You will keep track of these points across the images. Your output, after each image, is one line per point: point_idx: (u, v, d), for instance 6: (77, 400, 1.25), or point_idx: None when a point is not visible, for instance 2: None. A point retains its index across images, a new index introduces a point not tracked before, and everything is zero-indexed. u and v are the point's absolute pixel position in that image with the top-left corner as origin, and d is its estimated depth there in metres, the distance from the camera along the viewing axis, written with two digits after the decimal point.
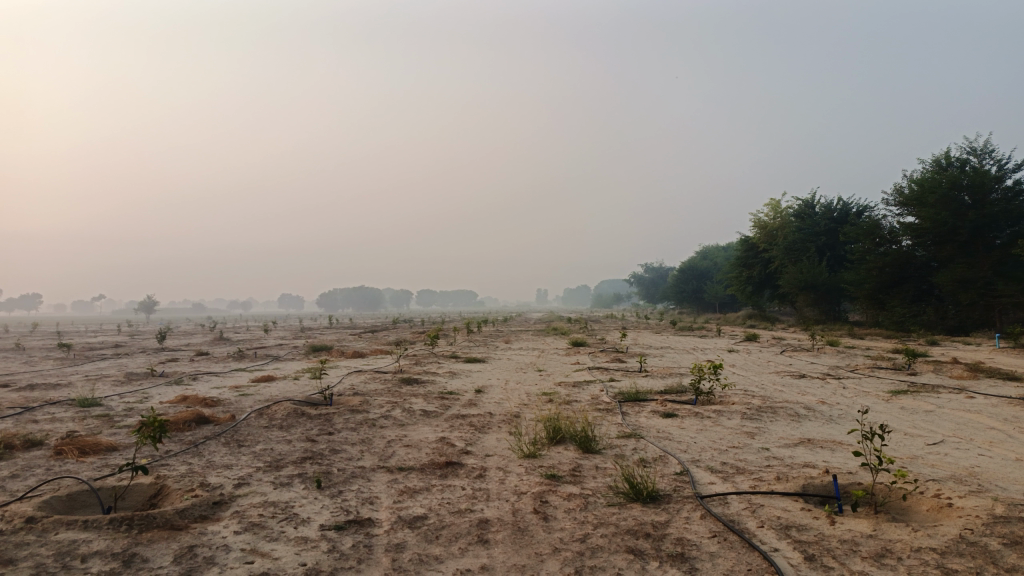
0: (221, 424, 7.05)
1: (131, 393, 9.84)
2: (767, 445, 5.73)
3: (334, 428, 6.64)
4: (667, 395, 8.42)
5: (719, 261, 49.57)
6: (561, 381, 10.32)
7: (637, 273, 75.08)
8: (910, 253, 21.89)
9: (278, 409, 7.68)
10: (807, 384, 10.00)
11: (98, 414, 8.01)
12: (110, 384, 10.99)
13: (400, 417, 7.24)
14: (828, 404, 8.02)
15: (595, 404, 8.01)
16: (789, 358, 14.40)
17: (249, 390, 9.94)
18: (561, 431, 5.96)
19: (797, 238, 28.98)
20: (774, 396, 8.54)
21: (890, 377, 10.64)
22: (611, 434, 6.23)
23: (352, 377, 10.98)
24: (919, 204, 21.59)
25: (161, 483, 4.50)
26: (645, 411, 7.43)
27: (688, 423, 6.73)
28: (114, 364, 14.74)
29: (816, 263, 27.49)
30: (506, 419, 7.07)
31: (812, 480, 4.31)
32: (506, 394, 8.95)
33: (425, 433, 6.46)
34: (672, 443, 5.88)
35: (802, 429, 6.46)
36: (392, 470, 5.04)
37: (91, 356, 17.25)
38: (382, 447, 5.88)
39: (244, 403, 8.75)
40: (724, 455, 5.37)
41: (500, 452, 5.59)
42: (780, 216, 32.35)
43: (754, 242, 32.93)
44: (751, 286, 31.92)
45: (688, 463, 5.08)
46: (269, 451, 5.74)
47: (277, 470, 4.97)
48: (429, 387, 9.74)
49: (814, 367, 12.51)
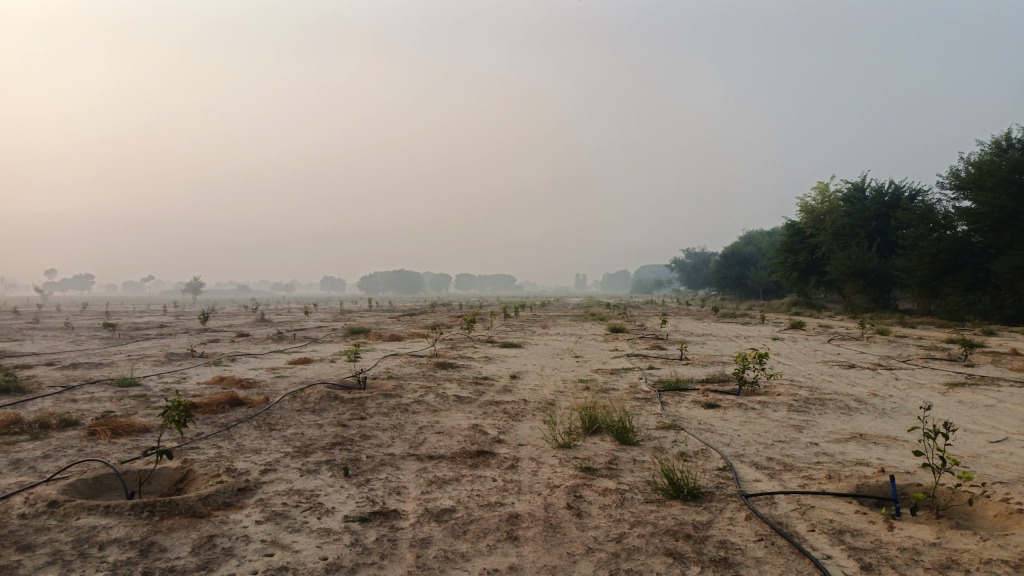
0: (254, 407, 7.02)
1: (169, 374, 9.93)
2: (815, 440, 5.43)
3: (366, 413, 6.54)
4: (709, 384, 8.14)
5: (764, 247, 48.54)
6: (599, 367, 10.10)
7: (678, 259, 74.13)
8: (966, 239, 21.02)
9: (311, 392, 7.61)
10: (857, 375, 9.59)
11: (136, 393, 8.08)
12: (151, 364, 11.13)
13: (433, 403, 7.10)
14: (880, 397, 7.63)
15: (633, 392, 7.77)
16: (837, 347, 13.90)
17: (285, 372, 9.94)
18: (597, 421, 5.76)
19: (845, 224, 28.11)
20: (822, 387, 8.18)
21: (946, 368, 10.14)
22: (649, 425, 6.00)
23: (388, 360, 10.92)
24: (976, 188, 20.70)
25: (187, 467, 4.42)
26: (686, 401, 7.17)
27: (730, 415, 6.46)
28: (157, 344, 14.98)
29: (865, 249, 26.63)
30: (541, 407, 6.88)
31: (866, 480, 4.03)
32: (542, 381, 8.77)
33: (457, 420, 6.31)
34: (714, 435, 5.63)
35: (853, 423, 6.13)
36: (422, 458, 4.89)
37: (136, 335, 17.59)
38: (414, 434, 5.74)
39: (279, 385, 8.74)
40: (770, 450, 5.10)
41: (534, 441, 5.41)
42: (828, 200, 31.42)
43: (800, 227, 32.07)
44: (796, 272, 31.13)
45: (732, 458, 4.83)
46: (299, 436, 5.65)
47: (305, 456, 4.86)
48: (464, 372, 9.61)
49: (864, 357, 12.03)
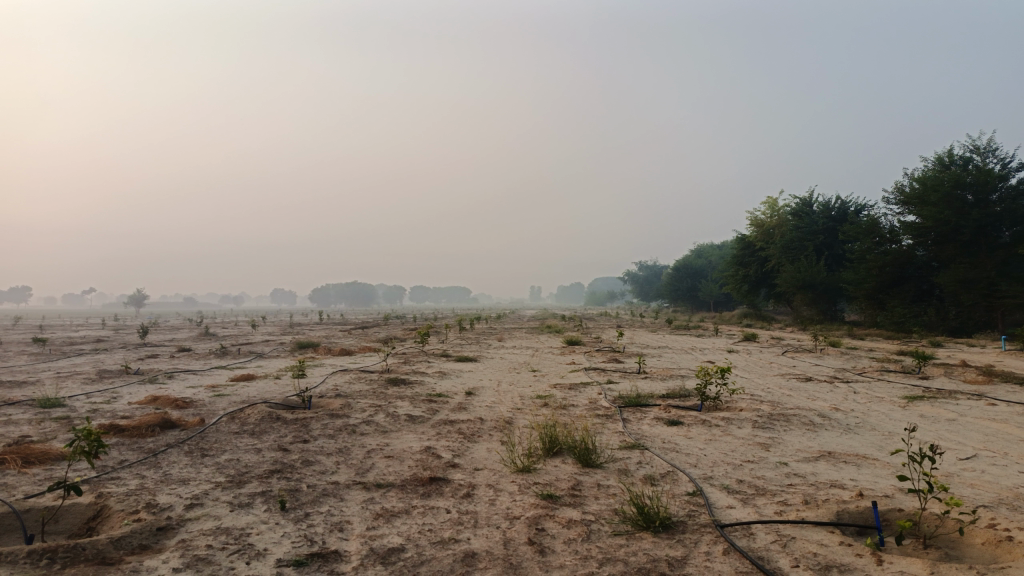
0: (188, 429, 6.50)
1: (99, 393, 9.25)
2: (784, 459, 5.21)
3: (310, 436, 6.09)
4: (670, 400, 7.89)
5: (715, 260, 49.17)
6: (557, 382, 9.80)
7: (630, 272, 74.66)
8: (911, 253, 21.42)
9: (251, 412, 7.10)
10: (816, 389, 9.46)
11: (58, 415, 7.44)
12: (79, 382, 10.40)
13: (382, 423, 6.67)
14: (842, 411, 7.48)
15: (593, 409, 7.46)
16: (792, 359, 13.87)
17: (226, 390, 9.36)
18: (558, 441, 5.42)
19: (795, 237, 28.53)
20: (783, 402, 8.00)
21: (902, 381, 10.11)
22: (612, 445, 5.69)
23: (336, 377, 10.41)
24: (920, 202, 21.15)
25: (101, 503, 3.93)
26: (648, 418, 6.90)
27: (695, 433, 6.20)
28: (91, 361, 14.10)
29: (814, 262, 27.00)
30: (498, 426, 6.51)
31: (846, 505, 3.80)
32: (498, 397, 8.41)
33: (408, 442, 5.91)
34: (680, 456, 5.35)
35: (820, 440, 5.93)
36: (369, 487, 4.48)
37: (67, 351, 16.59)
38: (361, 458, 5.32)
39: (217, 404, 8.17)
40: (739, 471, 4.85)
41: (490, 465, 5.05)
42: (778, 214, 31.87)
43: (751, 241, 32.43)
44: (747, 285, 31.45)
45: (701, 482, 4.55)
46: (234, 463, 5.18)
47: (238, 487, 4.40)
48: (417, 389, 9.17)
49: (820, 370, 11.98)
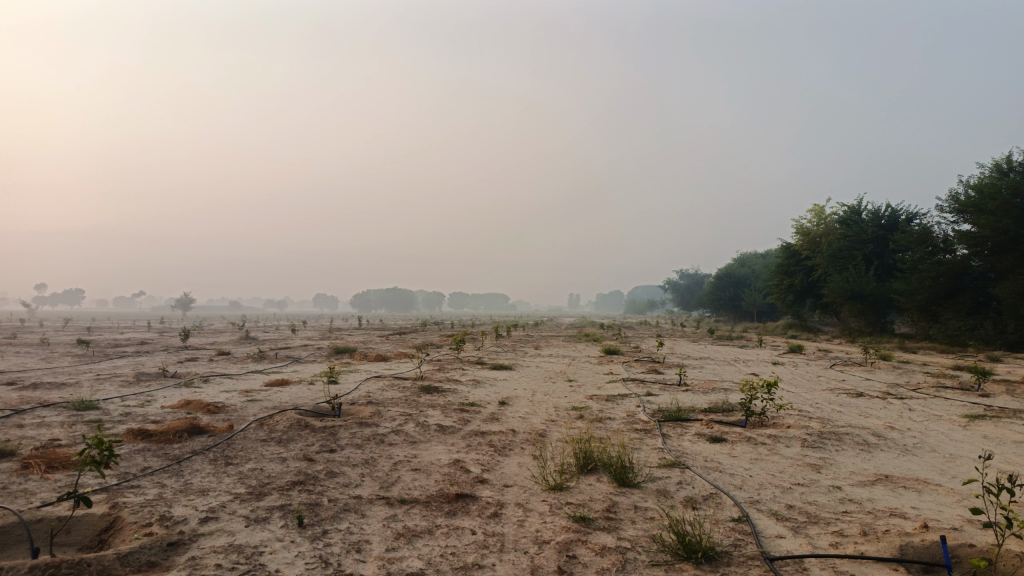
0: (215, 436, 6.39)
1: (134, 396, 9.25)
2: (837, 483, 4.85)
3: (337, 445, 5.92)
4: (712, 415, 7.54)
5: (758, 269, 48.14)
6: (593, 393, 9.50)
7: (671, 280, 73.70)
8: (967, 263, 20.53)
9: (280, 419, 6.96)
10: (868, 405, 8.97)
11: (90, 418, 7.41)
12: (116, 385, 10.45)
13: (412, 434, 6.47)
14: (898, 430, 7.03)
15: (631, 423, 7.14)
16: (841, 373, 13.30)
17: (258, 396, 9.27)
18: (593, 458, 5.14)
19: (842, 246, 27.68)
20: (834, 419, 7.56)
21: (961, 398, 9.54)
22: (651, 462, 5.39)
23: (369, 384, 10.26)
24: (977, 210, 20.28)
25: (114, 514, 3.77)
26: (689, 433, 6.57)
27: (739, 451, 5.86)
28: (131, 363, 14.23)
29: (863, 272, 26.14)
30: (530, 440, 6.24)
31: (910, 538, 3.44)
32: (532, 408, 8.16)
33: (437, 454, 5.68)
34: (723, 476, 5.03)
35: (876, 462, 5.54)
36: (392, 502, 4.27)
37: (109, 353, 16.81)
38: (387, 471, 5.11)
39: (248, 410, 8.06)
40: (788, 495, 4.51)
41: (521, 482, 4.80)
42: (824, 222, 31.00)
43: (797, 250, 31.57)
44: (792, 295, 30.62)
45: (747, 506, 4.22)
46: (257, 473, 5.02)
47: (258, 500, 4.22)
48: (449, 397, 8.96)
49: (871, 385, 11.42)
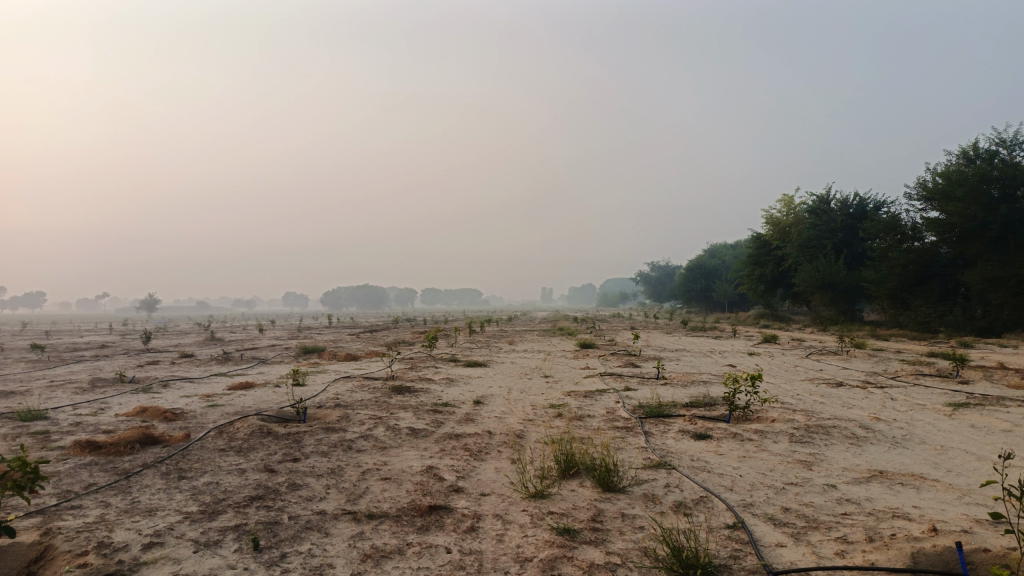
0: (170, 446, 5.96)
1: (87, 404, 8.74)
2: (831, 482, 4.61)
3: (301, 454, 5.54)
4: (695, 410, 7.29)
5: (729, 260, 48.39)
6: (570, 390, 9.22)
7: (643, 273, 73.97)
8: (935, 251, 20.63)
9: (240, 426, 6.54)
10: (849, 395, 8.80)
11: (36, 429, 6.92)
12: (69, 392, 9.90)
13: (381, 438, 6.11)
14: (885, 421, 6.85)
15: (612, 421, 6.86)
16: (818, 363, 13.18)
17: (221, 400, 8.81)
18: (575, 461, 4.84)
19: (812, 235, 27.79)
20: (819, 411, 7.36)
21: (941, 386, 9.42)
22: (635, 464, 5.10)
23: (338, 385, 9.86)
24: (944, 198, 20.39)
25: (45, 543, 3.37)
26: (672, 431, 6.30)
27: (726, 449, 5.59)
28: (88, 368, 13.60)
29: (833, 261, 26.25)
30: (508, 442, 5.92)
31: (921, 544, 3.18)
32: (508, 407, 7.84)
33: (409, 461, 5.33)
34: (712, 477, 4.76)
35: (868, 457, 5.32)
36: (360, 518, 3.92)
37: (66, 358, 16.09)
38: (354, 481, 4.74)
39: (208, 417, 7.61)
40: (782, 497, 4.25)
41: (499, 490, 4.48)
42: (794, 212, 31.13)
43: (767, 240, 31.65)
44: (763, 284, 30.71)
45: (740, 511, 3.95)
46: (212, 487, 4.63)
47: (211, 519, 3.84)
48: (422, 398, 8.60)
49: (850, 374, 11.29)
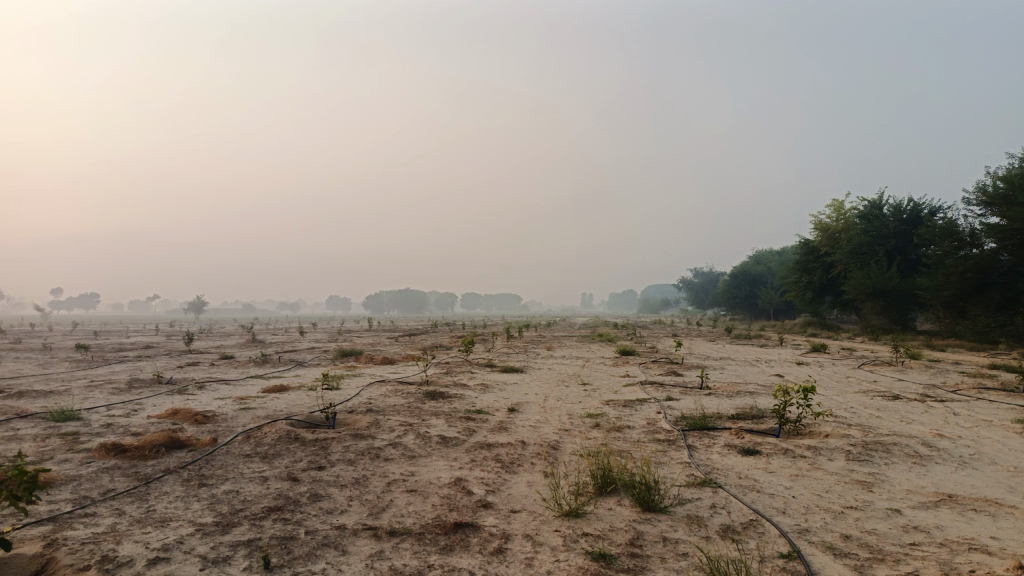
0: (195, 451, 5.82)
1: (121, 405, 8.71)
2: (896, 506, 4.20)
3: (327, 462, 5.33)
4: (742, 423, 6.89)
5: (775, 267, 47.32)
6: (609, 398, 8.89)
7: (685, 279, 72.96)
8: (995, 258, 19.66)
9: (268, 431, 6.37)
10: (908, 410, 8.26)
11: (66, 430, 6.86)
12: (106, 392, 9.92)
13: (410, 447, 5.87)
14: (949, 439, 6.35)
15: (653, 433, 6.51)
16: (872, 373, 12.57)
17: (253, 403, 8.70)
18: (612, 477, 4.52)
19: (863, 241, 26.87)
20: (875, 427, 6.89)
21: (1007, 401, 8.81)
22: (678, 480, 4.76)
23: (371, 389, 9.69)
24: (1006, 203, 19.43)
25: (48, 556, 3.18)
26: (717, 445, 5.93)
27: (776, 466, 5.21)
28: (129, 369, 13.72)
29: (885, 268, 25.32)
30: (542, 454, 5.62)
31: None
32: (544, 415, 7.55)
33: (438, 472, 5.07)
34: (762, 497, 4.40)
35: (934, 479, 4.89)
36: (381, 535, 3.66)
37: (109, 359, 16.28)
38: (378, 493, 4.49)
39: (239, 420, 7.49)
40: (841, 523, 3.86)
41: (530, 507, 4.19)
42: (844, 217, 30.19)
43: (815, 246, 30.75)
44: (811, 291, 29.83)
45: (795, 538, 3.58)
46: (231, 496, 4.43)
47: (225, 532, 3.63)
48: (455, 404, 8.37)
49: (907, 386, 10.69)
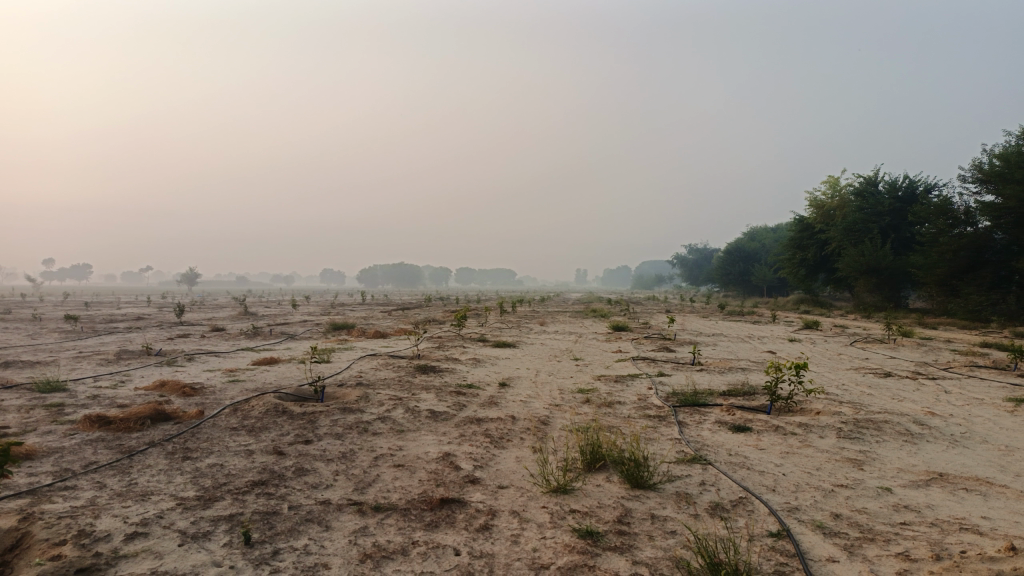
0: (182, 423, 5.76)
1: (109, 377, 8.62)
2: (886, 485, 4.17)
3: (314, 435, 5.27)
4: (733, 399, 6.86)
5: (769, 244, 47.32)
6: (601, 373, 8.85)
7: (680, 255, 72.93)
8: (988, 236, 19.63)
9: (255, 404, 6.30)
10: (900, 387, 8.26)
11: (52, 402, 6.78)
12: (94, 364, 9.83)
13: (399, 421, 5.81)
14: (940, 417, 6.33)
15: (643, 408, 6.47)
16: (864, 351, 12.56)
17: (243, 376, 8.64)
18: (602, 453, 4.47)
19: (858, 219, 26.82)
20: (867, 404, 6.86)
21: (998, 380, 8.80)
22: (668, 457, 4.71)
23: (362, 362, 9.63)
24: (1002, 181, 19.33)
25: (23, 531, 3.12)
26: (708, 421, 5.89)
27: (766, 443, 5.17)
28: (118, 340, 13.63)
29: (879, 245, 25.28)
30: (531, 429, 5.58)
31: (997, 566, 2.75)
32: (534, 390, 7.51)
33: (425, 446, 5.02)
34: (752, 474, 4.36)
35: (924, 457, 4.86)
36: (365, 510, 3.60)
37: (99, 330, 16.15)
38: (365, 468, 4.43)
39: (227, 393, 7.42)
40: (832, 501, 3.83)
41: (518, 483, 4.14)
42: (839, 195, 30.10)
43: (810, 223, 30.69)
44: (805, 269, 29.83)
45: (785, 516, 3.55)
46: (216, 470, 4.37)
47: (206, 507, 3.56)
48: (446, 378, 8.32)
49: (898, 363, 10.68)
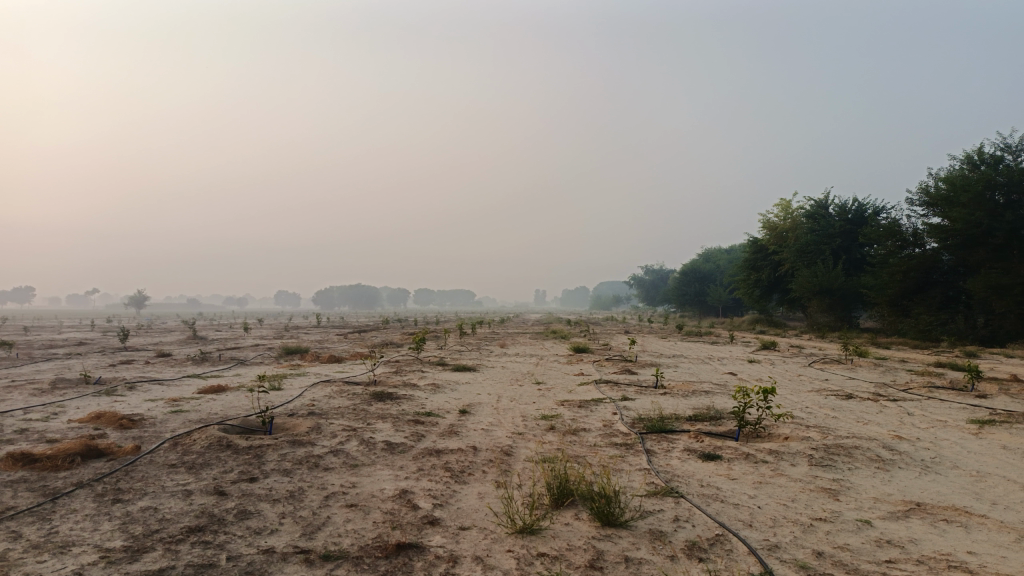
0: (115, 460, 5.32)
1: (40, 408, 8.04)
2: (865, 517, 3.99)
3: (260, 472, 4.89)
4: (701, 425, 6.68)
5: (724, 265, 47.98)
6: (564, 398, 8.60)
7: (637, 276, 73.56)
8: (936, 257, 20.08)
9: (198, 438, 5.88)
10: (864, 409, 8.19)
11: None
12: (25, 394, 9.19)
13: (353, 455, 5.46)
14: (908, 441, 6.24)
15: (609, 436, 6.23)
16: (823, 372, 12.58)
17: (186, 406, 8.14)
18: (570, 488, 4.20)
19: (810, 240, 27.29)
20: (834, 428, 6.74)
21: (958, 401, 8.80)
22: (638, 490, 4.47)
23: (315, 390, 9.20)
24: (948, 204, 19.83)
25: None
26: (677, 450, 5.67)
27: (738, 472, 4.98)
28: (55, 367, 12.91)
29: (831, 266, 25.71)
30: (493, 461, 5.28)
31: None
32: (496, 417, 7.22)
33: (380, 483, 4.69)
34: (727, 507, 4.15)
35: (899, 485, 4.72)
36: (313, 559, 3.27)
37: (34, 357, 15.29)
38: (314, 509, 4.09)
39: (168, 425, 6.94)
40: (812, 537, 3.63)
41: (481, 523, 3.84)
42: (791, 217, 30.64)
43: (764, 244, 31.14)
44: (759, 289, 30.21)
45: (765, 556, 3.33)
46: (148, 514, 3.97)
47: (133, 561, 3.18)
48: (403, 406, 7.97)
49: (858, 385, 10.67)
